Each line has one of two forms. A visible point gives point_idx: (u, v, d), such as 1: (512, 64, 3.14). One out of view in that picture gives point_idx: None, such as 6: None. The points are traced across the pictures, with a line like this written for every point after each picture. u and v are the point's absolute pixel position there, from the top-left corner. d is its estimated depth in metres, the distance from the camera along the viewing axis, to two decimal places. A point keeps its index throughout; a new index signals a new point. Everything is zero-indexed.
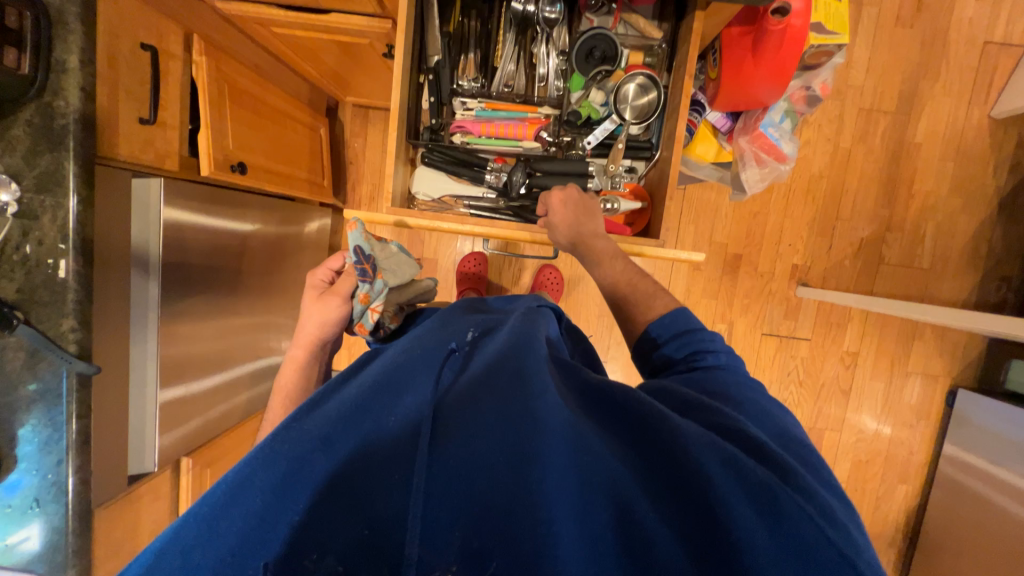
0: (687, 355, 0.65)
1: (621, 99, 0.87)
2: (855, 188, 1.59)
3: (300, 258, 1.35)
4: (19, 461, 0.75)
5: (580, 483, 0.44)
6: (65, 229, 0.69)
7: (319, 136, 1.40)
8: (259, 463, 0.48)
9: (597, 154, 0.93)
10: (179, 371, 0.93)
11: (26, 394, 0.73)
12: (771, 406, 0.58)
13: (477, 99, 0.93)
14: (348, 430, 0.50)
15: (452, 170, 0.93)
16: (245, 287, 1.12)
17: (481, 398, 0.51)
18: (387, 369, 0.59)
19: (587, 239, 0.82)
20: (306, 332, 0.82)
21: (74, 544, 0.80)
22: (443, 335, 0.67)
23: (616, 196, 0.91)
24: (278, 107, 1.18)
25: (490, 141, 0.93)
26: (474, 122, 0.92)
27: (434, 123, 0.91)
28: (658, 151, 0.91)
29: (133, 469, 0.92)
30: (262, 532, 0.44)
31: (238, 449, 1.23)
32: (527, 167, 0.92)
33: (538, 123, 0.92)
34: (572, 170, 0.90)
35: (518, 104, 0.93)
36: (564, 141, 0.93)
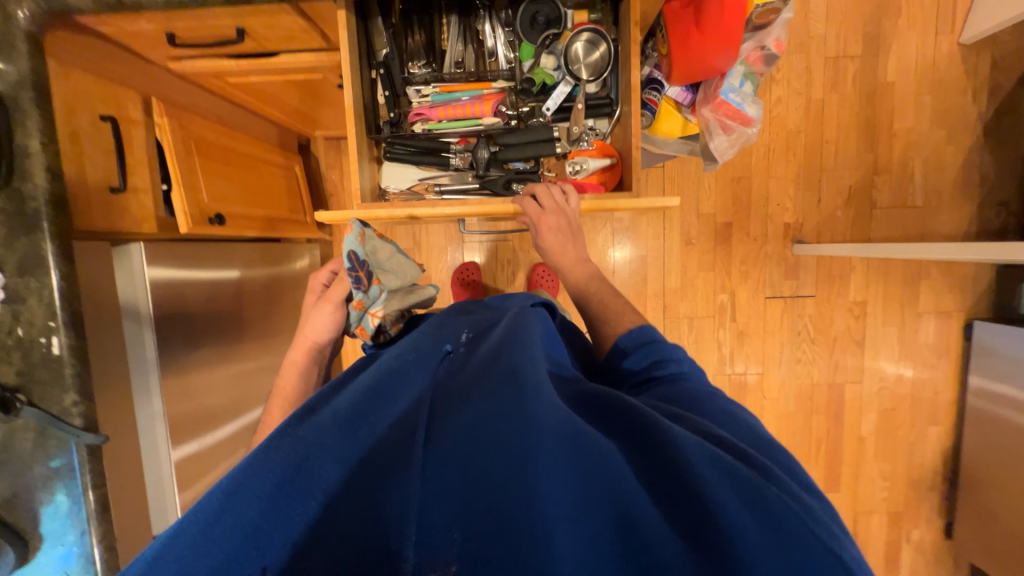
0: (650, 362, 0.67)
1: (572, 59, 0.87)
2: (835, 137, 1.58)
3: (295, 296, 1.37)
4: (45, 538, 0.76)
5: (573, 479, 0.44)
6: (52, 306, 0.71)
7: (295, 174, 1.41)
8: (253, 469, 0.48)
9: (558, 119, 0.92)
10: (188, 429, 0.94)
11: (40, 473, 0.74)
12: (753, 419, 0.57)
13: (431, 84, 0.91)
14: (343, 435, 0.51)
15: (417, 158, 0.93)
16: (245, 334, 1.13)
17: (476, 401, 0.51)
18: (382, 374, 0.59)
19: (565, 261, 0.91)
20: (307, 334, 0.85)
21: None
22: (436, 336, 0.69)
23: (583, 156, 0.93)
24: (249, 153, 1.20)
25: (451, 124, 0.92)
26: (432, 108, 0.91)
27: (393, 116, 0.91)
28: (618, 105, 0.92)
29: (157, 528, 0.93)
30: (255, 540, 0.43)
31: None
32: (490, 143, 0.93)
33: (495, 98, 0.91)
34: (536, 138, 0.91)
35: (472, 82, 0.92)
36: (523, 111, 0.93)
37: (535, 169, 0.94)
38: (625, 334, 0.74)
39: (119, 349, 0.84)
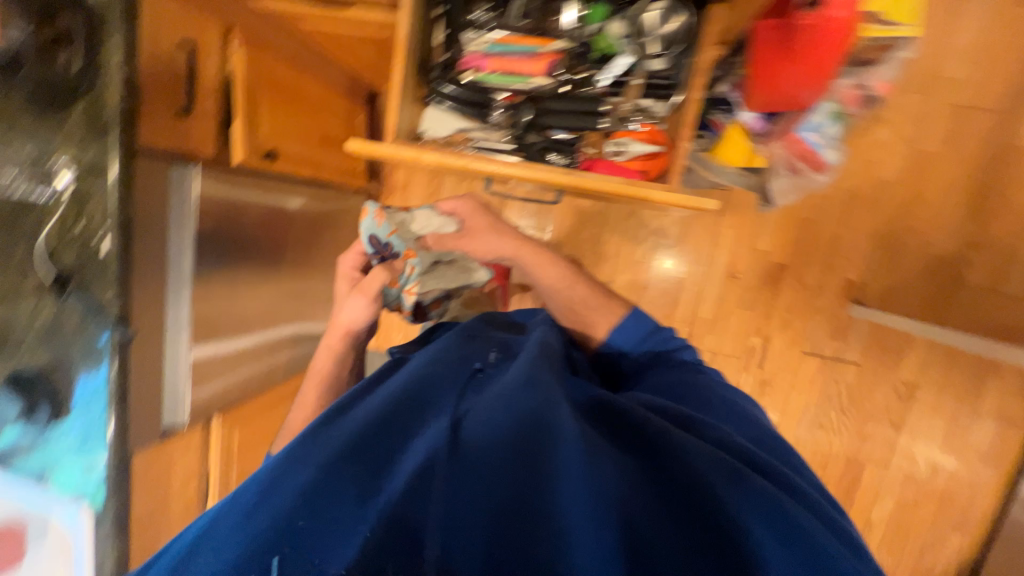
0: (658, 351, 0.85)
1: (642, 30, 0.75)
2: (935, 197, 1.38)
3: (330, 238, 1.45)
4: (75, 405, 0.87)
5: (597, 494, 0.44)
6: (108, 210, 0.79)
7: (355, 122, 1.47)
8: (286, 470, 0.50)
9: (611, 92, 0.83)
10: (207, 338, 1.03)
11: (80, 351, 0.85)
12: (749, 414, 0.66)
13: (490, 28, 0.80)
14: (373, 445, 0.52)
15: (458, 107, 0.87)
16: (275, 267, 1.21)
17: (502, 409, 0.51)
18: (410, 377, 0.61)
19: (500, 234, 0.94)
20: (344, 322, 0.83)
21: (114, 482, 0.90)
22: (465, 351, 0.67)
23: (627, 137, 0.83)
24: (314, 96, 1.24)
25: (500, 79, 0.83)
26: (484, 57, 0.81)
27: (446, 57, 0.84)
28: (680, 91, 0.80)
29: (166, 422, 1.02)
30: (291, 535, 0.45)
31: (267, 410, 1.35)
32: (535, 106, 0.86)
33: (552, 57, 0.80)
34: (582, 109, 0.84)
35: (533, 34, 0.80)
36: (578, 78, 0.82)
37: (575, 141, 0.87)
38: (616, 324, 0.89)
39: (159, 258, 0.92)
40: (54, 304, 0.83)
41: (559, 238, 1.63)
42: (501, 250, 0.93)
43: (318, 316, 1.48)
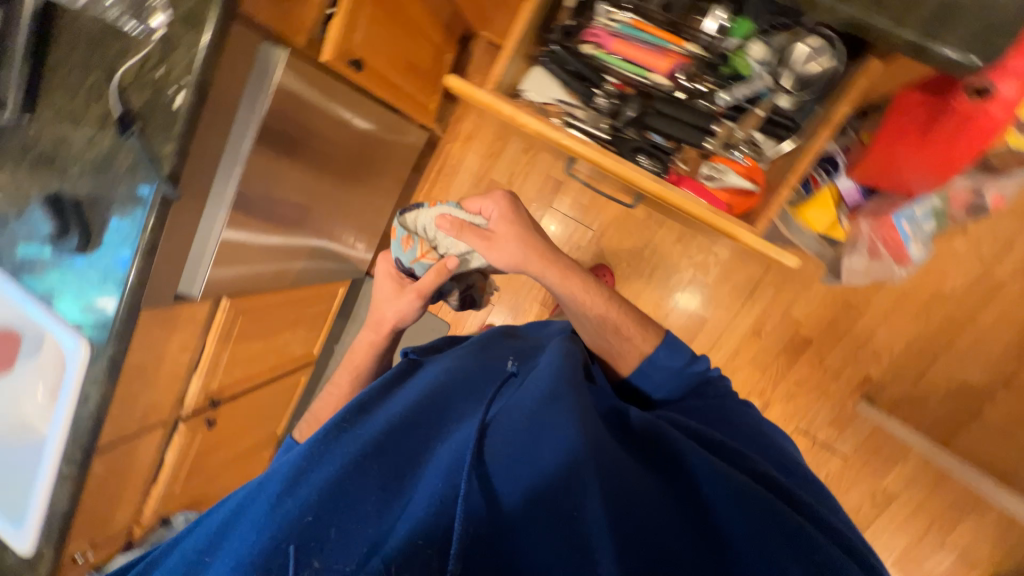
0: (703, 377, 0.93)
1: (784, 62, 0.70)
2: (987, 324, 1.34)
3: (382, 165, 1.43)
4: (103, 244, 0.87)
5: (610, 511, 0.57)
6: (191, 65, 0.77)
7: (443, 58, 1.43)
8: (316, 464, 0.61)
9: (727, 115, 0.78)
10: (243, 224, 1.02)
11: (123, 194, 0.84)
12: (776, 439, 0.81)
13: (625, 8, 0.75)
14: (399, 450, 0.64)
15: (565, 78, 0.83)
16: (324, 176, 1.20)
17: (522, 434, 0.63)
18: (432, 390, 0.73)
19: (529, 247, 0.90)
20: (379, 316, 0.93)
21: (117, 331, 0.90)
22: (484, 367, 0.80)
23: (727, 164, 0.79)
24: (415, 18, 1.20)
25: (617, 64, 0.78)
26: (609, 36, 0.76)
27: (571, 24, 0.80)
28: (796, 134, 0.76)
29: (181, 287, 1.03)
30: (332, 518, 0.56)
31: (273, 308, 1.36)
32: (644, 103, 0.81)
33: (679, 59, 0.75)
34: (691, 121, 0.78)
35: (665, 28, 0.74)
36: (698, 90, 0.77)
37: (671, 151, 0.82)
38: (652, 353, 0.92)
39: (221, 129, 0.89)
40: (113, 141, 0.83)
41: (600, 240, 1.61)
42: (527, 266, 0.91)
43: (342, 240, 1.49)
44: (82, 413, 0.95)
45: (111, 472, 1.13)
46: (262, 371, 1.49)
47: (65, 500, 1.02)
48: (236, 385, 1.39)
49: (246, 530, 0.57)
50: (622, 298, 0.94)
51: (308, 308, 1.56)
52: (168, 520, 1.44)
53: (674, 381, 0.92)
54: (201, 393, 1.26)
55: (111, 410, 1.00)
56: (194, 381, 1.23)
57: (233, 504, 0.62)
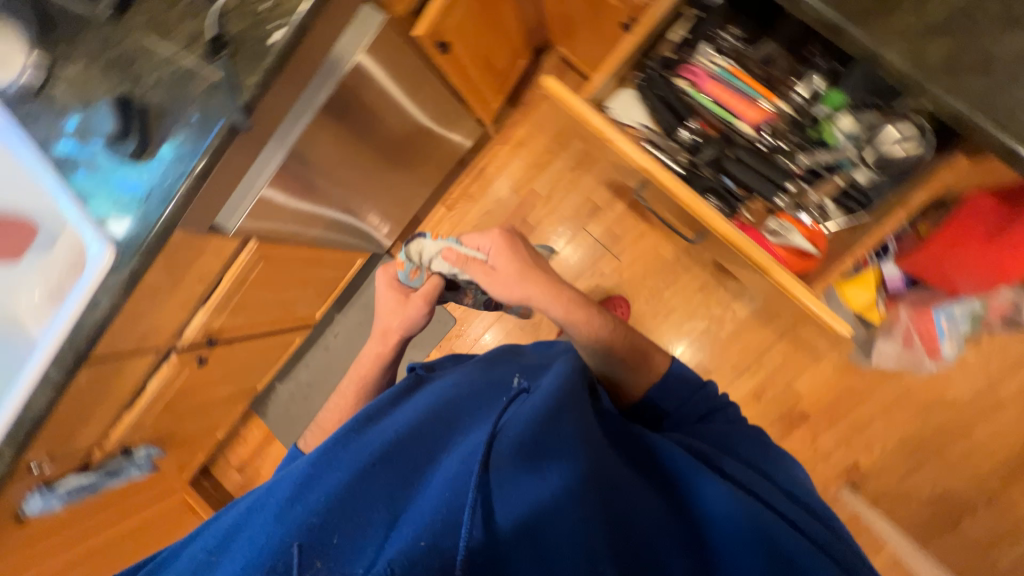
0: (717, 403, 0.99)
1: (870, 139, 0.74)
2: (979, 438, 1.36)
3: (432, 148, 1.45)
4: (158, 156, 0.86)
5: (613, 522, 0.64)
6: (298, 8, 0.80)
7: (515, 63, 1.47)
8: (323, 469, 0.64)
9: (804, 178, 0.80)
10: (297, 171, 1.02)
11: (193, 112, 0.84)
12: (789, 467, 0.87)
13: (729, 55, 0.80)
14: (403, 458, 0.68)
15: (653, 105, 0.84)
16: (381, 145, 1.21)
17: (523, 449, 0.68)
18: (437, 405, 0.78)
19: (527, 280, 1.01)
20: (387, 324, 1.05)
21: (149, 244, 0.88)
22: (490, 385, 0.87)
23: (793, 225, 0.81)
24: (504, 19, 1.23)
25: (709, 103, 0.81)
26: (708, 76, 0.80)
27: (674, 56, 0.83)
28: (869, 210, 0.78)
29: (218, 219, 1.01)
30: (338, 518, 0.59)
31: (293, 262, 1.35)
32: (725, 148, 0.82)
33: (768, 114, 0.80)
34: (769, 175, 0.80)
35: (761, 83, 0.80)
36: (781, 146, 0.80)
37: (740, 199, 0.83)
38: (657, 382, 0.99)
39: (304, 74, 0.90)
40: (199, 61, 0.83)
41: (623, 272, 1.63)
42: (529, 296, 1.01)
43: (374, 215, 1.49)
44: (89, 318, 0.92)
45: (94, 386, 1.09)
46: (265, 322, 1.47)
47: (43, 403, 0.98)
48: (236, 329, 1.37)
49: (254, 536, 0.57)
50: (620, 325, 1.03)
51: (325, 271, 1.55)
52: (130, 451, 1.40)
53: (681, 407, 0.98)
54: (203, 328, 1.23)
55: (115, 324, 0.97)
56: (200, 315, 1.20)
57: (239, 512, 0.63)
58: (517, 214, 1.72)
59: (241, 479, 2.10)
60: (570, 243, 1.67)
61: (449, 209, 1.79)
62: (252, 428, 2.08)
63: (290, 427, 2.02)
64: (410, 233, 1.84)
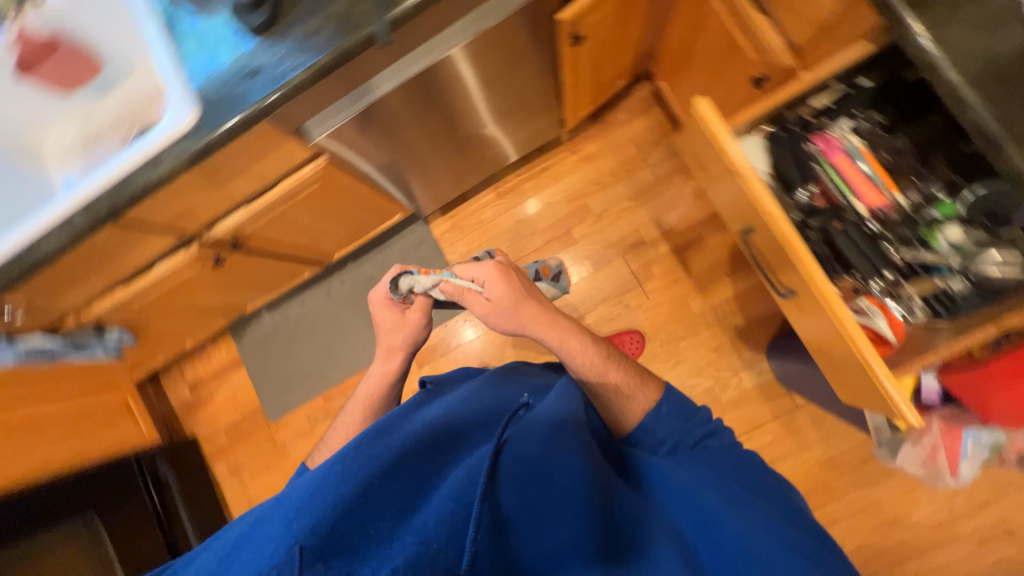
0: (717, 427, 0.95)
1: (972, 255, 0.79)
2: (928, 565, 1.42)
3: (512, 130, 1.45)
4: (280, 40, 0.84)
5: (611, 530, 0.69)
6: None
7: (615, 82, 1.50)
8: (331, 480, 0.66)
9: (899, 270, 0.84)
10: (400, 104, 1.00)
11: (333, 11, 0.83)
12: (792, 496, 0.89)
13: (861, 139, 0.87)
14: (412, 467, 0.69)
15: (780, 159, 0.90)
16: (477, 109, 1.20)
17: (528, 462, 0.71)
18: (445, 418, 0.80)
19: (525, 313, 0.95)
20: (390, 340, 1.03)
21: (237, 122, 0.83)
22: (497, 401, 0.90)
23: (880, 310, 0.83)
24: (628, 38, 1.26)
25: (832, 175, 0.87)
26: (840, 149, 0.86)
27: (811, 121, 0.90)
28: (950, 318, 0.81)
29: (305, 125, 0.96)
30: (346, 526, 0.60)
31: (345, 195, 1.31)
32: (835, 218, 0.86)
33: (885, 201, 0.85)
34: (869, 256, 0.83)
35: (884, 174, 0.86)
36: (886, 234, 0.85)
37: (834, 270, 0.86)
38: (652, 409, 0.94)
39: (451, 15, 0.89)
40: None
41: (647, 310, 1.66)
42: (527, 328, 0.97)
43: (435, 175, 1.47)
44: (143, 176, 0.86)
45: (106, 248, 1.00)
46: (290, 245, 1.41)
47: (51, 248, 0.89)
48: (262, 242, 1.30)
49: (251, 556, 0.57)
50: (616, 359, 0.99)
51: (366, 215, 1.51)
52: (102, 330, 1.29)
53: (677, 433, 0.92)
54: (234, 229, 1.15)
55: (161, 191, 0.91)
56: (237, 214, 1.13)
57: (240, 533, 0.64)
58: (564, 223, 1.73)
59: (191, 395, 1.98)
60: (605, 266, 1.69)
61: (499, 197, 1.79)
62: (222, 347, 1.97)
63: (262, 359, 1.93)
64: (453, 206, 1.82)
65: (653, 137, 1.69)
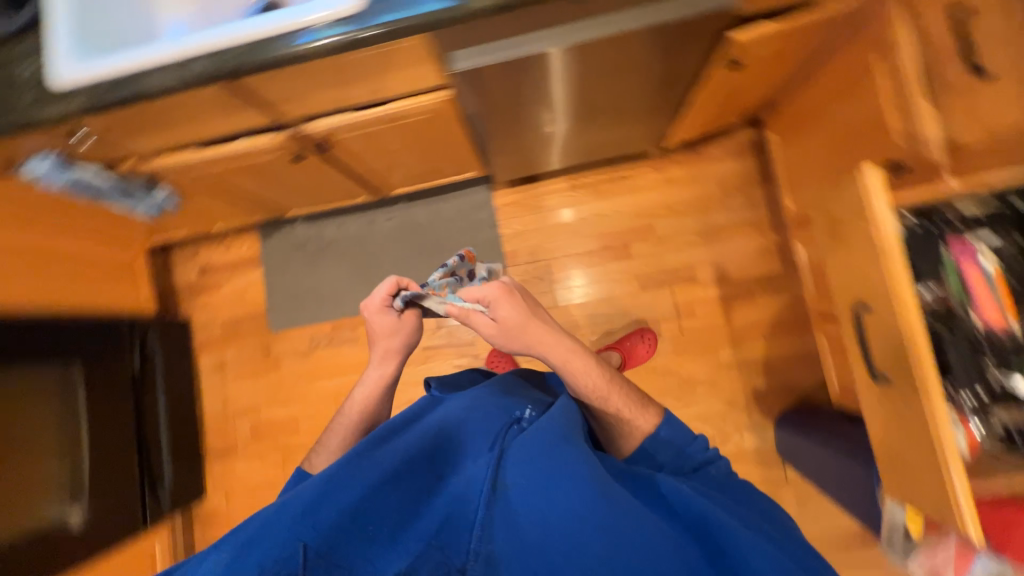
0: (712, 456, 0.95)
1: None
2: None
3: (615, 130, 1.43)
4: None
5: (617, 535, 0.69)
6: None
7: (727, 117, 1.50)
8: (337, 484, 0.71)
9: (990, 390, 0.87)
10: (550, 66, 0.95)
11: None
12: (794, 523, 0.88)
13: (999, 257, 0.89)
14: (413, 475, 0.76)
15: (914, 250, 0.93)
16: (604, 98, 1.18)
17: (525, 471, 0.76)
18: (447, 424, 0.85)
19: (530, 331, 0.96)
20: (388, 343, 0.99)
21: (403, 26, 0.81)
22: (501, 404, 0.93)
23: (963, 422, 0.86)
24: (767, 80, 1.25)
25: (959, 281, 0.89)
26: (975, 260, 0.88)
27: (958, 223, 0.91)
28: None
29: (455, 51, 0.91)
30: (351, 533, 0.67)
31: (441, 135, 1.27)
32: (944, 321, 0.90)
33: (1002, 324, 0.87)
34: (965, 366, 0.88)
35: (1012, 297, 0.87)
36: (993, 353, 0.87)
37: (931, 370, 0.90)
38: (651, 434, 0.95)
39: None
40: None
41: (676, 345, 1.66)
42: (538, 348, 0.97)
43: (527, 149, 1.44)
44: (283, 46, 0.82)
45: (206, 105, 0.94)
46: (365, 166, 1.36)
47: (160, 85, 0.84)
48: (344, 153, 1.25)
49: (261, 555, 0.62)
50: (619, 382, 1.00)
51: (445, 162, 1.47)
52: (153, 185, 1.22)
53: (679, 463, 0.93)
54: (327, 132, 1.10)
55: (290, 67, 0.86)
56: (338, 117, 1.07)
57: (246, 532, 0.66)
58: (624, 236, 1.73)
59: (199, 278, 1.92)
60: (649, 290, 1.70)
61: (571, 189, 1.77)
62: (246, 242, 1.91)
63: (280, 269, 1.88)
64: (522, 183, 1.79)
65: (737, 183, 1.69)
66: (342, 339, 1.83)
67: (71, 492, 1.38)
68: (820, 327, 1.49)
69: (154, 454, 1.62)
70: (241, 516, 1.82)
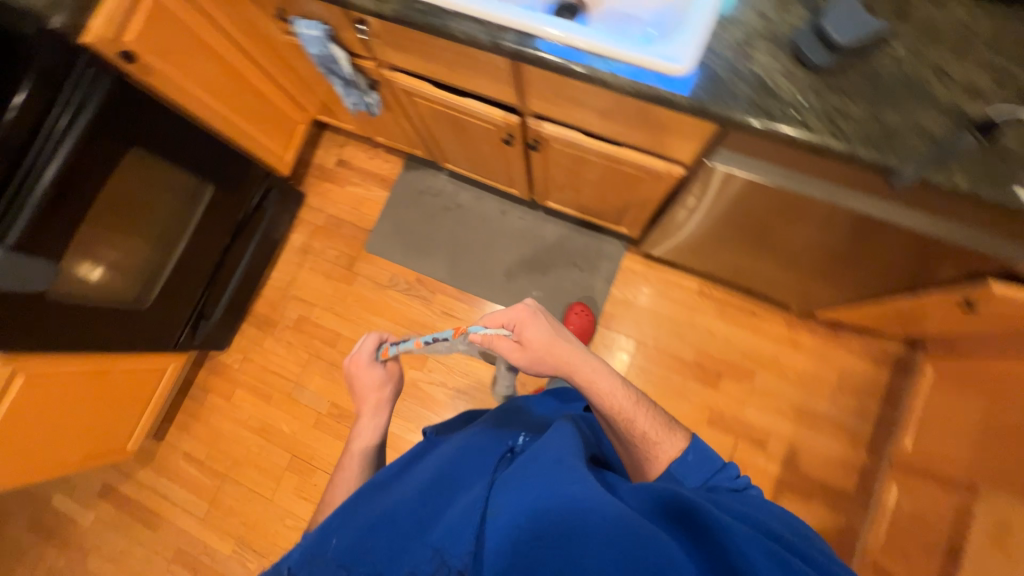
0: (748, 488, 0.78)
1: None
2: None
3: (784, 276, 1.36)
4: (812, 92, 0.75)
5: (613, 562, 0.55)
6: None
7: (895, 327, 1.40)
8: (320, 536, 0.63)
9: None
10: (797, 207, 0.92)
11: (883, 117, 0.73)
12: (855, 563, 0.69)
13: None
14: (396, 518, 0.64)
15: None
16: (808, 251, 1.12)
17: (509, 491, 0.64)
18: (444, 463, 0.75)
19: (558, 351, 0.89)
20: (378, 395, 0.97)
21: (708, 112, 0.77)
22: (501, 436, 0.83)
23: None
24: (970, 329, 1.16)
25: None
26: None
27: None
28: None
29: (724, 151, 0.88)
30: None
31: (634, 192, 1.25)
32: None
33: None
34: None
35: None
36: None
37: None
38: (681, 458, 0.80)
39: (945, 210, 0.78)
40: (943, 107, 0.73)
41: None
42: (566, 369, 0.89)
43: (693, 243, 1.40)
44: (592, 65, 0.80)
45: (477, 65, 0.96)
46: (547, 173, 1.36)
47: (461, 32, 0.85)
48: (541, 156, 1.25)
49: None
50: (649, 403, 0.87)
51: (612, 210, 1.45)
52: (372, 88, 1.28)
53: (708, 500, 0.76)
54: (550, 137, 1.10)
55: (578, 81, 0.85)
56: (567, 131, 1.07)
57: None
58: (719, 364, 1.65)
59: (334, 167, 1.99)
60: (714, 427, 1.61)
61: (696, 293, 1.71)
62: (389, 162, 1.96)
63: (402, 201, 1.92)
64: (656, 260, 1.74)
65: (857, 385, 1.58)
66: (417, 292, 1.85)
67: (134, 299, 1.39)
68: (863, 573, 1.37)
69: (213, 298, 1.67)
70: (244, 384, 1.87)
